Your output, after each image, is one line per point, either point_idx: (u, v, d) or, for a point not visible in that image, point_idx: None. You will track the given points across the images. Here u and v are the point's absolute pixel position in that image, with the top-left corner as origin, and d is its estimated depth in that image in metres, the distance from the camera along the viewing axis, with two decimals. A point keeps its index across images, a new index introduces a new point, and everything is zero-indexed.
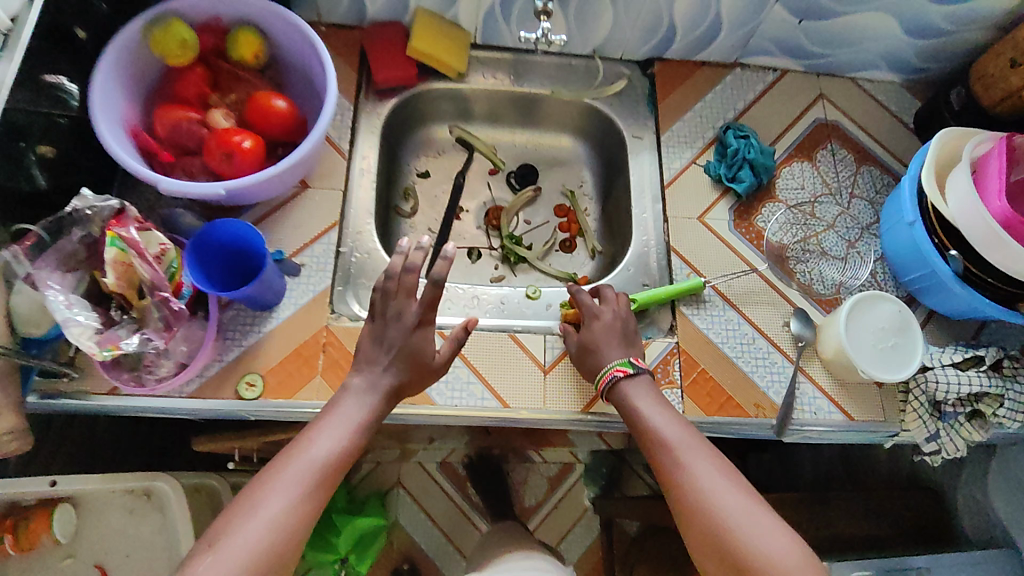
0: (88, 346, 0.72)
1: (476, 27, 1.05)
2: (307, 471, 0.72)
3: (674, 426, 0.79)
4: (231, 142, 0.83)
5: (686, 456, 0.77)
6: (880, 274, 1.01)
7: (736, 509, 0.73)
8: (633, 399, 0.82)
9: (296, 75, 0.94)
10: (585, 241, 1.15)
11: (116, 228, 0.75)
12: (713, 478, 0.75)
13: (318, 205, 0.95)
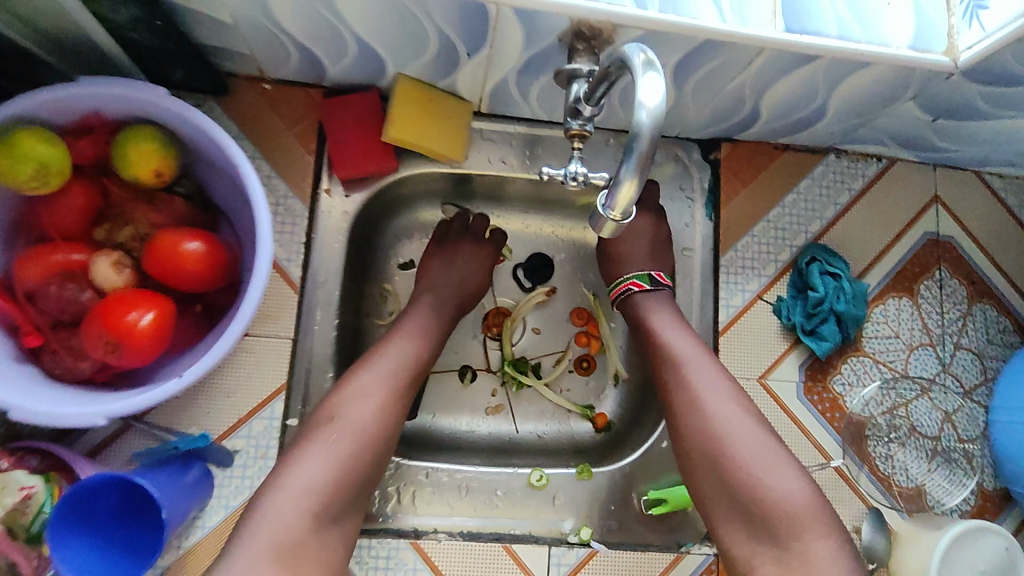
0: None
1: (482, 96, 0.75)
2: (343, 446, 0.63)
3: (687, 339, 0.71)
4: (121, 322, 0.58)
5: (697, 371, 0.68)
6: (976, 458, 0.81)
7: (747, 439, 0.64)
8: (644, 304, 0.75)
9: (223, 186, 0.67)
10: (607, 361, 0.90)
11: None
12: (722, 403, 0.66)
13: (259, 364, 0.71)
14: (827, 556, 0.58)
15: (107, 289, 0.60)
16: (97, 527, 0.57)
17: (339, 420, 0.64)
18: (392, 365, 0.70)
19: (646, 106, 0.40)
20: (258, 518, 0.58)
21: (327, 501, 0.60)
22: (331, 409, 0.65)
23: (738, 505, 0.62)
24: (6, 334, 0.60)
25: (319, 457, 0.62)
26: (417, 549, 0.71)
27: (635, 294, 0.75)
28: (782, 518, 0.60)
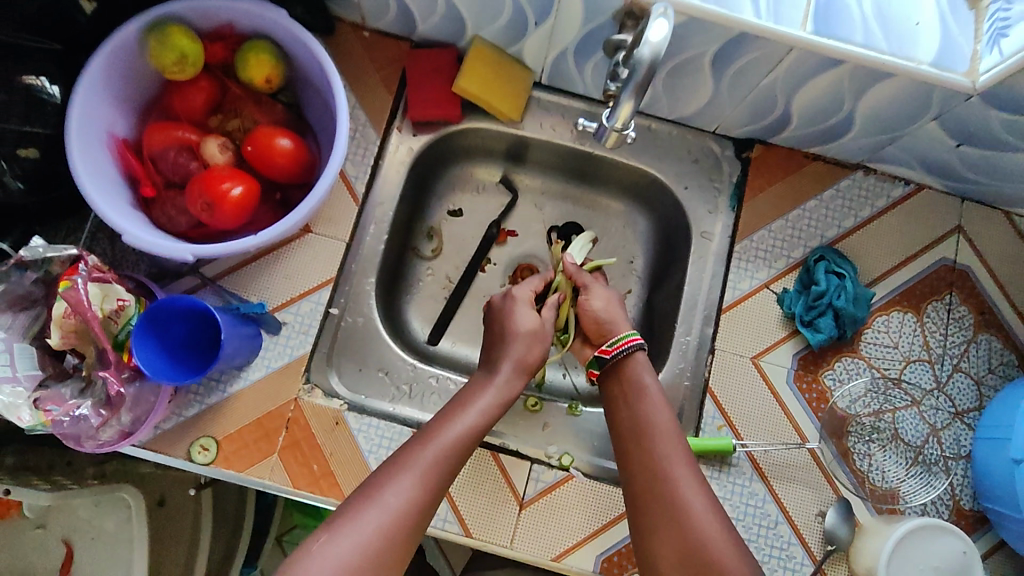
0: (17, 417, 0.64)
1: (544, 67, 0.87)
2: (449, 452, 0.67)
3: (670, 424, 0.72)
4: (218, 189, 0.72)
5: (671, 455, 0.69)
6: (958, 479, 0.83)
7: (716, 526, 0.64)
8: (634, 376, 0.76)
9: (315, 104, 0.80)
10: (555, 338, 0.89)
11: (67, 280, 0.65)
12: (696, 490, 0.67)
13: (316, 256, 0.83)
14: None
15: (211, 164, 0.74)
16: (162, 343, 0.68)
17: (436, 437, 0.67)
18: (476, 410, 0.72)
19: (650, 41, 0.51)
20: (378, 501, 0.62)
21: (414, 514, 0.63)
22: (425, 430, 0.69)
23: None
24: (129, 185, 0.75)
25: (408, 480, 0.64)
26: None
27: (632, 357, 0.78)
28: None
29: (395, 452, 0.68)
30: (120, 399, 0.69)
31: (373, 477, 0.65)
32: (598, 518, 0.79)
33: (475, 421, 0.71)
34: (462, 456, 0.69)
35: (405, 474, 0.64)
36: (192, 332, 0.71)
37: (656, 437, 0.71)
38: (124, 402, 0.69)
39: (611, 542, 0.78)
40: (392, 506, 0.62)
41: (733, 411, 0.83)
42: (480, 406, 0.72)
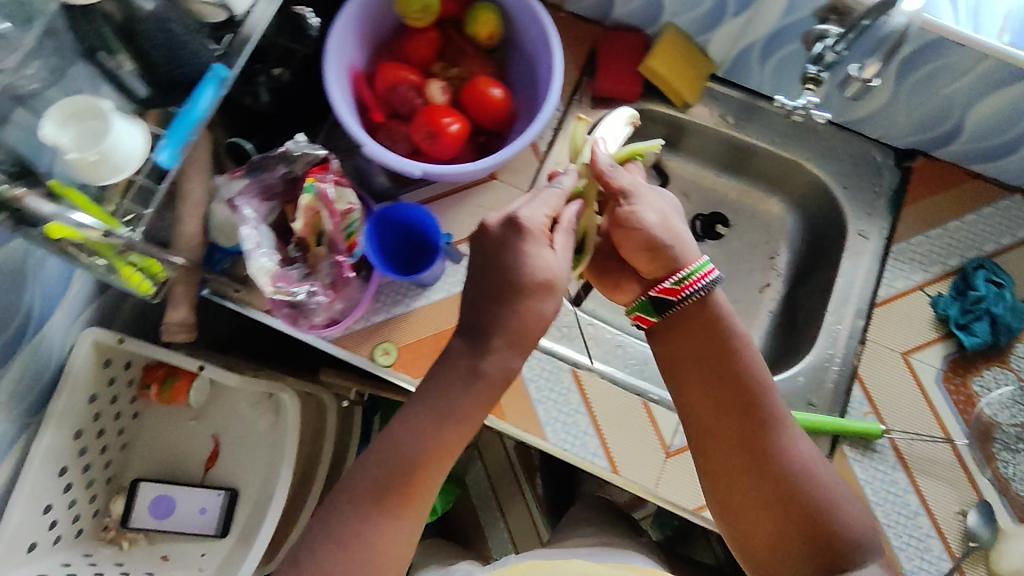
0: (264, 285, 0.77)
1: (725, 59, 0.94)
2: (390, 451, 0.64)
3: (763, 375, 0.69)
4: (440, 121, 0.81)
5: (780, 424, 0.67)
6: None
7: (824, 475, 0.67)
8: (705, 307, 0.70)
9: (522, 64, 0.89)
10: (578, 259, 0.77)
11: (314, 178, 0.79)
12: (801, 438, 0.68)
13: (499, 199, 0.92)
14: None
15: (433, 102, 0.84)
16: (380, 244, 0.86)
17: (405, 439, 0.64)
18: (433, 406, 0.64)
19: None
20: (346, 515, 0.62)
21: (399, 530, 0.62)
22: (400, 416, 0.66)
23: (810, 545, 0.64)
24: (359, 112, 0.85)
25: (390, 488, 0.62)
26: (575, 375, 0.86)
27: (713, 296, 0.70)
28: (855, 552, 0.63)
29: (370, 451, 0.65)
30: (343, 283, 0.83)
31: (365, 478, 0.63)
32: None
33: (465, 413, 0.64)
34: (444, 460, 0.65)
35: (375, 467, 0.63)
36: (400, 242, 0.88)
37: (753, 385, 0.68)
38: (344, 289, 0.83)
39: None
40: (373, 540, 0.61)
41: (879, 401, 0.85)
42: (459, 404, 0.64)
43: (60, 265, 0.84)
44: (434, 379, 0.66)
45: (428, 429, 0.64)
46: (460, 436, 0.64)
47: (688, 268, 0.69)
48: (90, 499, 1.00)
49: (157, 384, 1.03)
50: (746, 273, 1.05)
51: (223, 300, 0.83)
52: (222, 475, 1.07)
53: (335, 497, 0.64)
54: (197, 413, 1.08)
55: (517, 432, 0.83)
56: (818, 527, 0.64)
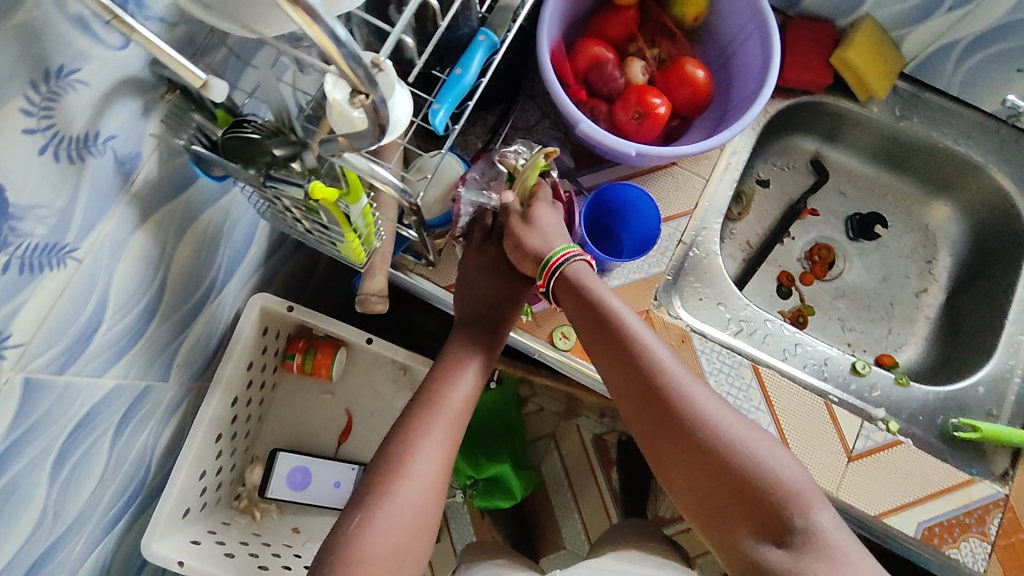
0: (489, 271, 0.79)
1: (918, 56, 0.91)
2: (418, 406, 0.74)
3: (660, 346, 0.71)
4: (648, 103, 0.79)
5: (715, 407, 0.67)
6: None
7: (738, 432, 0.65)
8: (582, 281, 0.73)
9: (722, 46, 0.86)
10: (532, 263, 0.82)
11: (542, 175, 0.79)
12: (701, 393, 0.67)
13: (680, 186, 0.89)
14: (834, 532, 0.59)
15: (635, 82, 0.82)
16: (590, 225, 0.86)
17: (440, 397, 0.74)
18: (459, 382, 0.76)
19: None
20: (396, 491, 0.67)
21: (424, 510, 0.68)
22: (428, 387, 0.76)
23: (755, 517, 0.61)
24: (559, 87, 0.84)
25: (416, 440, 0.71)
26: (756, 371, 0.84)
27: (573, 264, 0.74)
28: (798, 513, 0.60)
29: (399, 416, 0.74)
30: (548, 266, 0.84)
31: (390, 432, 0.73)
32: (921, 488, 0.81)
33: (463, 393, 0.76)
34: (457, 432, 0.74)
35: (399, 428, 0.72)
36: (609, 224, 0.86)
37: (620, 335, 0.71)
38: None
39: (933, 513, 0.79)
40: (406, 499, 0.67)
41: None
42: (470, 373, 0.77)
43: (246, 226, 0.82)
44: (445, 361, 0.78)
45: (441, 385, 0.76)
46: (451, 386, 0.76)
47: (550, 251, 0.74)
48: (232, 467, 0.97)
49: (299, 356, 1.00)
50: (902, 277, 1.03)
51: (402, 275, 0.83)
52: (356, 451, 1.05)
53: (375, 466, 0.70)
54: (331, 387, 1.06)
55: None
56: (755, 492, 0.62)
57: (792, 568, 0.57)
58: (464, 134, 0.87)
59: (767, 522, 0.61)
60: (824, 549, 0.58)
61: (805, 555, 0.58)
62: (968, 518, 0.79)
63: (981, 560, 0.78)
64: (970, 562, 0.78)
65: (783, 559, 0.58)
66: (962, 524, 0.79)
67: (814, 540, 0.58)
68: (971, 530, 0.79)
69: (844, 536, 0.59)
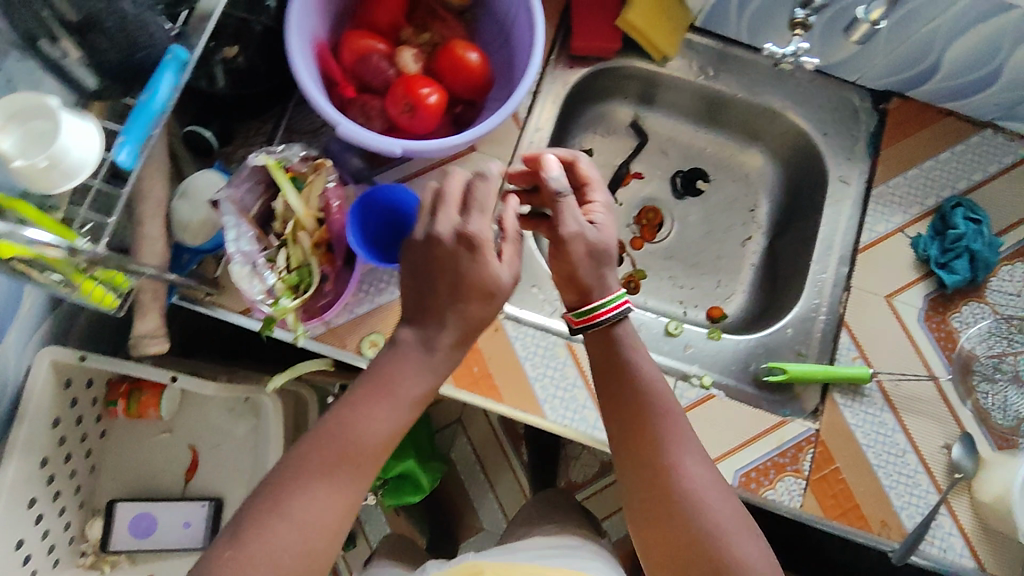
0: (248, 288, 0.72)
1: (701, 8, 0.90)
2: (332, 444, 0.61)
3: (680, 416, 0.68)
4: (417, 94, 0.75)
5: (686, 443, 0.66)
6: None
7: (702, 481, 0.64)
8: (612, 338, 0.70)
9: (496, 23, 0.83)
10: (303, 276, 0.75)
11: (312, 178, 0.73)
12: (682, 446, 0.66)
13: (480, 173, 0.87)
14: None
15: (406, 72, 0.78)
16: (365, 234, 0.74)
17: (348, 428, 0.62)
18: (369, 400, 0.63)
19: None
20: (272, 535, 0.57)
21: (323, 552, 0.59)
22: (328, 419, 0.63)
23: (699, 557, 0.61)
24: (329, 87, 0.79)
25: (311, 476, 0.60)
26: (570, 349, 0.85)
27: (627, 322, 0.69)
28: (737, 556, 0.60)
29: (285, 456, 0.62)
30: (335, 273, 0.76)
31: (327, 476, 0.60)
32: (734, 437, 0.83)
33: (390, 414, 0.64)
34: (361, 464, 0.62)
35: (311, 475, 0.60)
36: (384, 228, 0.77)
37: (651, 407, 0.68)
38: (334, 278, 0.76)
39: (749, 460, 0.82)
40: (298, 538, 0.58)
41: (869, 344, 0.87)
42: (386, 411, 0.64)
43: (8, 284, 0.75)
44: (361, 385, 0.65)
45: (353, 420, 0.63)
46: (364, 425, 0.62)
47: (598, 299, 0.68)
48: (66, 528, 0.94)
49: (122, 400, 0.98)
50: (727, 230, 1.05)
51: (193, 305, 0.77)
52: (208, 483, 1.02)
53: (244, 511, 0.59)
54: (167, 424, 1.04)
55: (513, 411, 0.82)
56: (704, 536, 0.61)
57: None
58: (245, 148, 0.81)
59: (710, 562, 0.61)
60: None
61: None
62: (783, 458, 0.82)
63: (797, 496, 0.81)
64: (786, 501, 0.81)
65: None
66: (777, 465, 0.82)
67: None
68: (785, 469, 0.82)
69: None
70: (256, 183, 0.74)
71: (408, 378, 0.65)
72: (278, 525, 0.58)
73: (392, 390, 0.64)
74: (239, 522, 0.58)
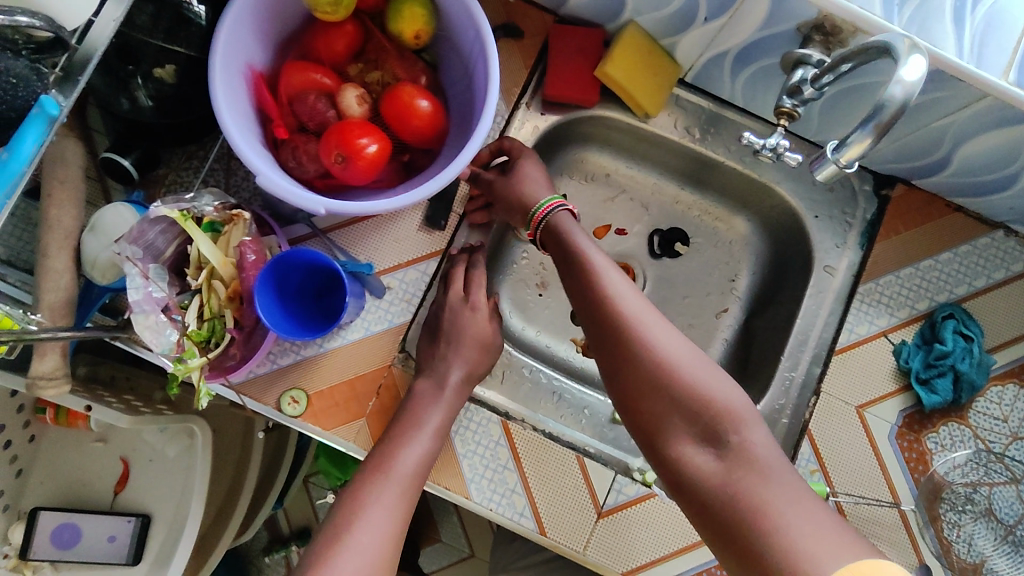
0: (152, 339, 0.66)
1: (693, 65, 0.82)
2: (394, 485, 0.66)
3: (637, 297, 0.67)
4: (353, 144, 0.68)
5: (654, 327, 0.64)
6: None
7: (697, 364, 0.62)
8: (557, 228, 0.73)
9: (456, 66, 0.76)
10: (216, 329, 0.68)
11: (230, 224, 0.68)
12: (658, 328, 0.64)
13: (429, 224, 0.81)
14: (768, 451, 0.58)
15: (347, 115, 0.71)
16: (279, 292, 0.68)
17: (393, 464, 0.67)
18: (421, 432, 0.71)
19: (903, 80, 0.45)
20: None
21: None
22: (378, 461, 0.68)
23: (704, 444, 0.59)
24: (259, 121, 0.72)
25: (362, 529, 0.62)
26: (505, 428, 0.79)
27: (558, 213, 0.74)
28: (740, 435, 0.58)
29: (333, 508, 0.65)
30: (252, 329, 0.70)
31: (379, 502, 0.64)
32: (670, 542, 0.77)
33: (428, 446, 0.70)
34: (415, 490, 0.67)
35: (364, 513, 0.63)
36: (306, 281, 0.71)
37: (611, 297, 0.66)
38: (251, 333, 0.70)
39: (686, 567, 0.76)
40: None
41: (830, 459, 0.80)
42: (417, 445, 0.69)
43: None
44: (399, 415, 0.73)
45: (388, 451, 0.69)
46: (398, 452, 0.69)
47: (533, 206, 0.75)
48: None
49: (51, 408, 0.96)
50: (702, 296, 0.97)
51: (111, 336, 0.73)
52: (133, 500, 0.99)
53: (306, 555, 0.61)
54: (101, 433, 1.00)
55: (436, 488, 0.76)
56: (707, 418, 0.60)
57: (724, 479, 0.57)
58: (178, 175, 0.77)
59: (704, 432, 0.60)
60: (753, 464, 0.56)
61: (736, 470, 0.57)
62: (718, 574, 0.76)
63: None
64: None
65: (718, 474, 0.57)
66: None
67: (747, 459, 0.57)
68: None
69: (774, 454, 0.57)
70: (171, 224, 0.68)
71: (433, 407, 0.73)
72: (350, 558, 0.60)
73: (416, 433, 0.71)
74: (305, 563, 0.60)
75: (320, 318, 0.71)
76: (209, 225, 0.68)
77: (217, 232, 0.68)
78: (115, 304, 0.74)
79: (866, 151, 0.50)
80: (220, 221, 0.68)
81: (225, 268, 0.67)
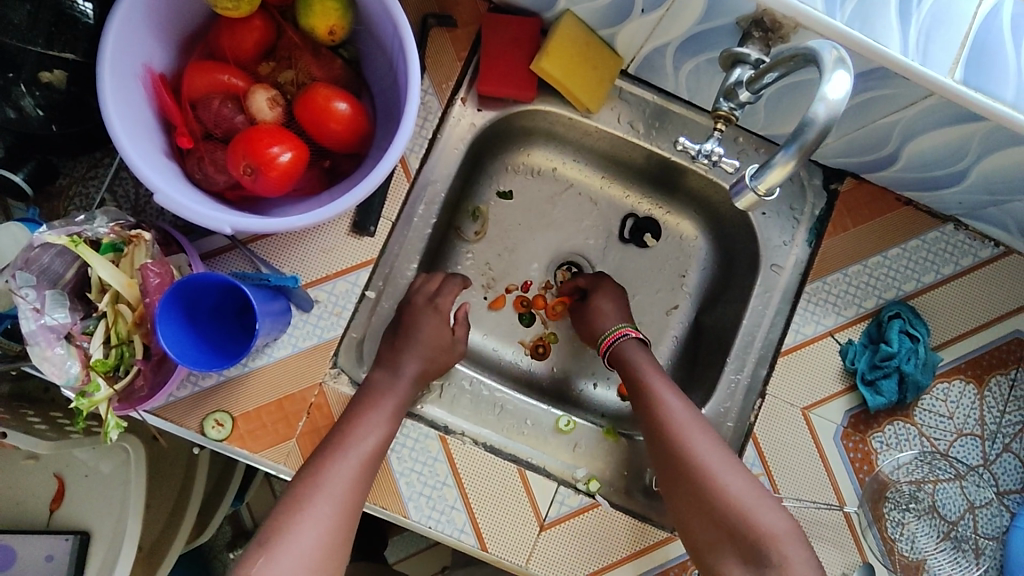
0: (53, 372, 0.61)
1: (635, 57, 0.77)
2: (351, 465, 0.66)
3: (695, 424, 0.72)
4: (263, 155, 0.63)
5: (717, 460, 0.69)
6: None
7: (740, 487, 0.67)
8: (630, 364, 0.79)
9: (378, 63, 0.70)
10: (124, 357, 0.64)
11: (132, 245, 0.63)
12: (727, 467, 0.68)
13: (358, 233, 0.76)
14: (811, 571, 0.62)
15: (258, 121, 0.66)
16: (189, 315, 0.64)
17: (351, 443, 0.67)
18: (375, 426, 0.69)
19: (826, 98, 0.43)
20: (263, 565, 0.59)
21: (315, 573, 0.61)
22: (336, 437, 0.68)
23: (746, 561, 0.64)
24: (162, 129, 0.66)
25: (320, 503, 0.63)
26: (443, 442, 0.76)
27: (625, 340, 0.81)
28: (780, 554, 0.63)
29: (295, 478, 0.66)
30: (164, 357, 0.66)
31: (335, 479, 0.65)
32: (614, 550, 0.76)
33: (383, 430, 0.69)
34: (371, 472, 0.68)
35: (321, 490, 0.64)
36: (222, 301, 0.66)
37: (679, 436, 0.71)
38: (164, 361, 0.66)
39: None
40: (305, 547, 0.61)
41: (776, 462, 0.79)
42: (376, 429, 0.69)
43: None
44: (335, 429, 0.69)
45: (348, 429, 0.68)
46: (357, 434, 0.68)
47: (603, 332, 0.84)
48: None
49: None
50: (651, 293, 0.94)
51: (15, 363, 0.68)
52: (70, 518, 0.95)
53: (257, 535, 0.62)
54: (32, 451, 0.95)
55: (372, 506, 0.74)
56: (753, 544, 0.64)
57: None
58: (82, 186, 0.72)
59: (749, 554, 0.64)
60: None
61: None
62: None
63: None
64: None
65: None
66: None
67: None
68: None
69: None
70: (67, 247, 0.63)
71: (386, 401, 0.72)
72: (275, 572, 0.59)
73: (352, 441, 0.67)
74: (266, 530, 0.62)
75: (236, 349, 0.66)
76: (109, 246, 0.63)
77: (120, 253, 0.64)
78: (17, 328, 0.69)
79: (787, 177, 0.47)
80: (122, 242, 0.64)
81: (129, 293, 0.63)
